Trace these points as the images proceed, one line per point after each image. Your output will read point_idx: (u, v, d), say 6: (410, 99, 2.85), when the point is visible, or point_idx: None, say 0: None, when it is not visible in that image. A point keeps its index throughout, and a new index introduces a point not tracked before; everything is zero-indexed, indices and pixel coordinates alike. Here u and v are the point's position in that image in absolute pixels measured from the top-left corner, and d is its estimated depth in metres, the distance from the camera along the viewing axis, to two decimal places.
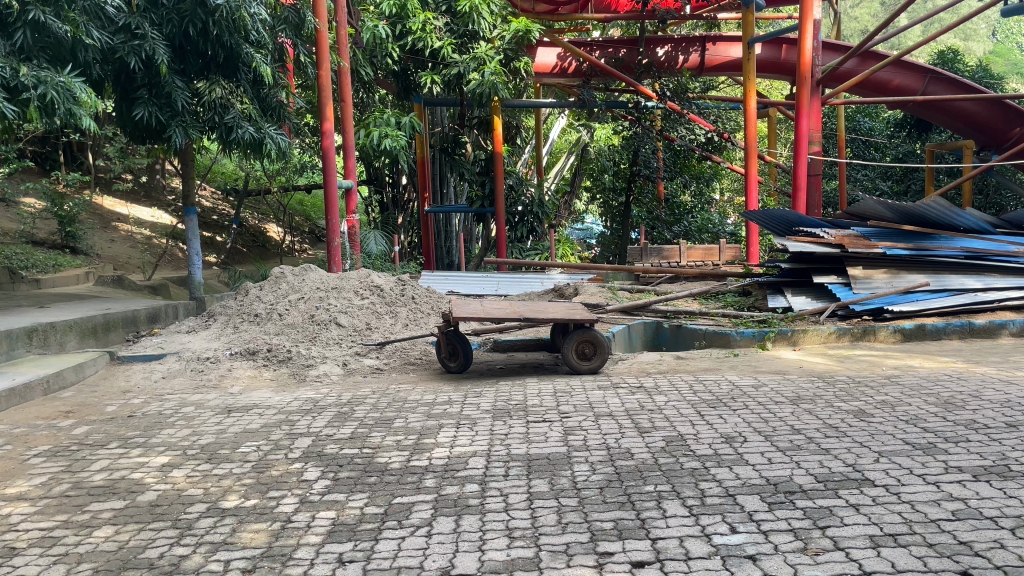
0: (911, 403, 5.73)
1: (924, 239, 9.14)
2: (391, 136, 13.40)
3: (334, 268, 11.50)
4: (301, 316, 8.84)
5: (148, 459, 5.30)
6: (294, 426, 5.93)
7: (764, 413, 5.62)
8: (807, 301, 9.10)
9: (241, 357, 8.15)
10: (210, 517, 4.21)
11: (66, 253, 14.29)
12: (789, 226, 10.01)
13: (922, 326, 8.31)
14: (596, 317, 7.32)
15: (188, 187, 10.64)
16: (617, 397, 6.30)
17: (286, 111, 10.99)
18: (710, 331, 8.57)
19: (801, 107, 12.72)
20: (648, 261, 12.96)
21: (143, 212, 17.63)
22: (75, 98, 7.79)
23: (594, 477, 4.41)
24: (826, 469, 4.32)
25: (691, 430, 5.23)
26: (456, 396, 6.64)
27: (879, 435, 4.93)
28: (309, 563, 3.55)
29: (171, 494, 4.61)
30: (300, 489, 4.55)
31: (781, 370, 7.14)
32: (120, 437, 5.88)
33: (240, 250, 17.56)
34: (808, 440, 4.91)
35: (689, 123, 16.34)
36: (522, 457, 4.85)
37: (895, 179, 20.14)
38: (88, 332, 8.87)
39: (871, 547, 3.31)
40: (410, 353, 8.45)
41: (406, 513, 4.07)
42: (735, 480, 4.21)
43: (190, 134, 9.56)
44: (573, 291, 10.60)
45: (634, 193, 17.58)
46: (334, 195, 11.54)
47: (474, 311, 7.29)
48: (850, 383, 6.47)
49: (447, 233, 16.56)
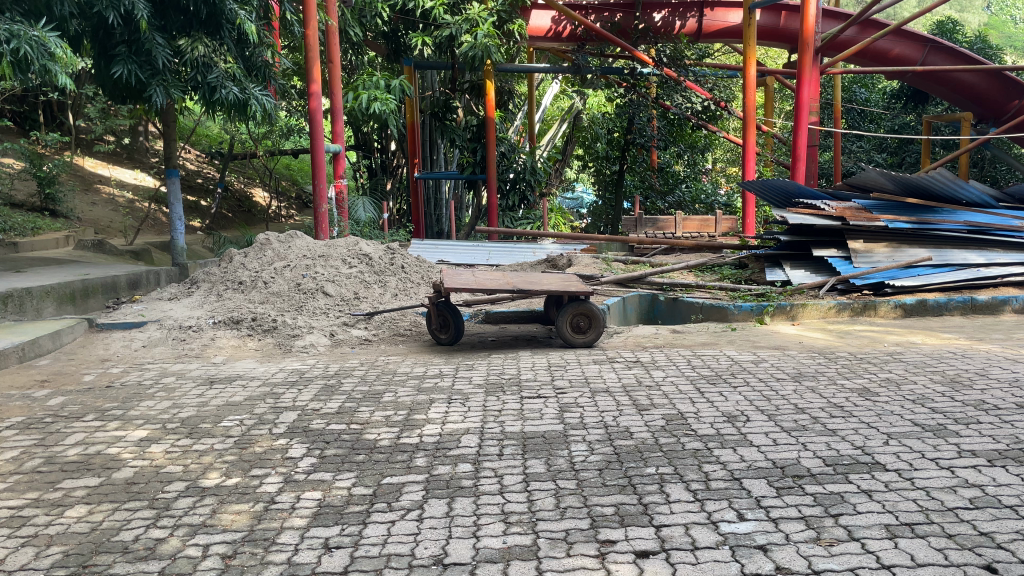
0: (916, 382, 5.57)
1: (927, 212, 8.96)
2: (380, 100, 13.11)
3: (321, 236, 11.19)
4: (287, 284, 8.57)
5: (126, 433, 5.07)
6: (279, 399, 5.72)
7: (766, 390, 5.44)
8: (806, 274, 8.85)
9: (225, 325, 7.88)
10: (189, 497, 4.00)
11: (45, 216, 13.96)
12: (788, 197, 9.79)
13: (925, 301, 8.05)
14: (590, 290, 7.13)
15: (170, 149, 10.27)
16: (613, 371, 6.13)
17: (271, 72, 10.65)
18: (707, 305, 8.35)
19: (805, 75, 12.46)
20: (643, 232, 12.57)
21: (126, 174, 17.25)
22: (50, 53, 7.47)
23: (592, 457, 4.22)
24: (835, 452, 4.14)
25: (690, 409, 5.05)
26: (447, 368, 6.45)
27: (885, 416, 4.78)
28: (293, 549, 3.35)
29: (149, 471, 4.39)
30: (284, 467, 4.35)
31: (780, 345, 6.96)
32: (97, 409, 5.64)
33: (226, 215, 17.21)
34: (813, 419, 4.73)
35: (685, 91, 15.78)
36: (516, 436, 4.66)
37: (889, 152, 19.97)
38: (66, 299, 8.55)
39: (888, 538, 3.13)
40: (399, 324, 8.18)
41: (396, 495, 3.87)
42: (740, 463, 4.03)
43: (170, 94, 9.24)
44: (566, 261, 10.38)
45: (628, 162, 17.45)
46: (321, 159, 11.19)
47: (466, 282, 7.04)
48: (852, 360, 6.30)
49: (437, 201, 16.21)
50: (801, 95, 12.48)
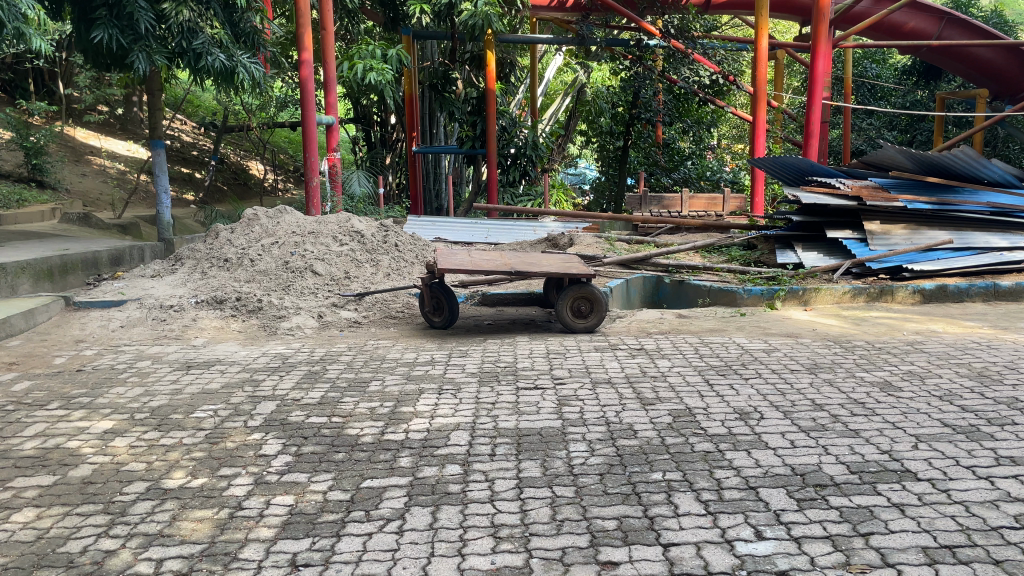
0: (941, 375, 5.20)
1: (947, 192, 8.53)
2: (377, 70, 12.63)
3: (313, 211, 10.74)
4: (274, 262, 8.16)
5: (89, 425, 4.70)
6: (258, 387, 5.34)
7: (780, 383, 5.07)
8: (819, 257, 8.41)
9: (208, 305, 7.50)
10: (148, 501, 3.63)
11: (33, 187, 13.56)
12: (800, 175, 9.37)
13: (945, 287, 7.63)
14: (593, 271, 6.71)
15: (155, 119, 9.86)
16: (615, 360, 5.74)
17: (260, 38, 10.18)
18: (715, 288, 7.93)
19: (822, 46, 12.04)
20: (648, 211, 11.99)
21: (119, 145, 16.84)
22: (22, 15, 7.07)
23: (592, 460, 3.85)
24: (859, 457, 3.77)
25: (699, 404, 4.67)
26: (439, 355, 6.07)
27: (912, 414, 4.40)
28: (255, 567, 2.98)
29: (109, 469, 4.02)
30: (256, 467, 3.98)
31: (793, 332, 6.57)
32: (63, 395, 5.28)
33: (220, 188, 16.78)
34: (833, 418, 4.35)
35: (692, 64, 15.36)
36: (510, 433, 4.29)
37: (900, 129, 19.44)
38: (43, 275, 8.15)
39: (927, 565, 2.77)
40: (391, 305, 7.78)
41: (376, 501, 3.51)
42: (755, 469, 3.65)
43: (154, 61, 8.82)
44: (568, 241, 9.96)
45: (633, 137, 16.80)
46: (312, 131, 10.73)
47: (461, 263, 6.64)
48: (871, 350, 5.90)
49: (436, 175, 15.73)
50: (815, 68, 11.97)
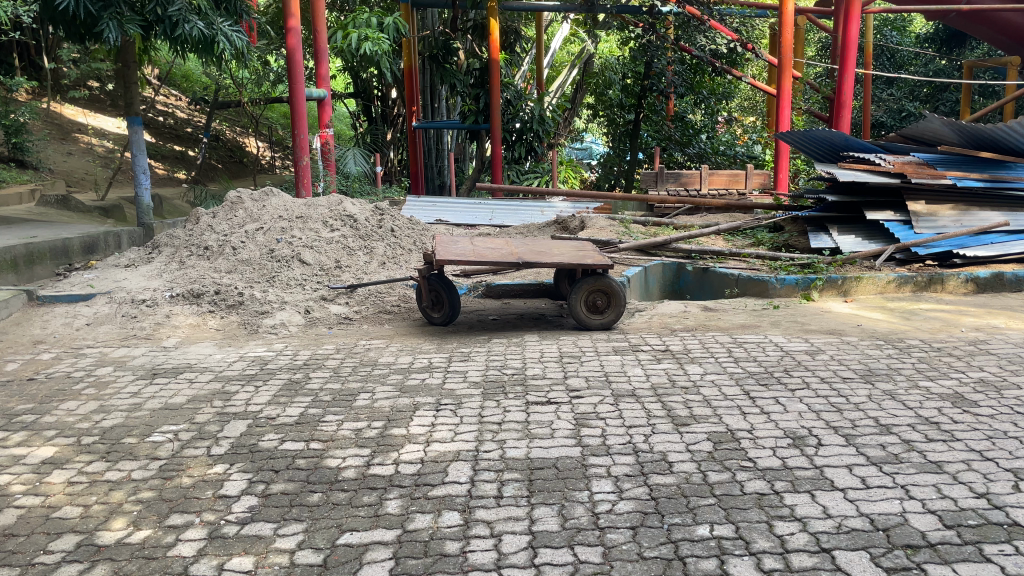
0: (1018, 385, 4.46)
1: (999, 168, 7.76)
2: (372, 39, 11.84)
3: (303, 193, 9.95)
4: (258, 250, 7.43)
5: (27, 452, 4.01)
6: (229, 401, 4.65)
7: (835, 396, 4.34)
8: (858, 240, 7.65)
9: (184, 300, 6.77)
10: (75, 564, 2.94)
11: (12, 168, 12.81)
12: (834, 150, 8.59)
13: (1000, 275, 6.92)
14: (610, 262, 5.96)
15: (130, 94, 9.08)
16: (639, 366, 5.01)
17: (242, 5, 9.35)
18: (744, 277, 7.18)
19: (854, 8, 11.16)
20: (665, 189, 11.17)
21: (107, 123, 16.09)
22: None
23: (621, 507, 3.13)
24: (952, 503, 3.06)
25: (742, 425, 3.96)
26: (437, 359, 5.36)
27: (1000, 440, 3.68)
28: None
29: (37, 516, 3.33)
30: (213, 513, 3.28)
31: (835, 328, 5.83)
32: (5, 412, 4.58)
33: (214, 166, 16.12)
34: (907, 446, 3.63)
35: (709, 31, 14.43)
36: (520, 465, 3.58)
37: (923, 99, 18.49)
38: (6, 266, 7.46)
39: None
40: (385, 299, 7.05)
41: (354, 567, 2.81)
42: (825, 521, 2.94)
43: (126, 29, 8.04)
44: (579, 224, 9.20)
45: (645, 110, 16.08)
46: (301, 106, 9.93)
47: (462, 253, 5.90)
48: (929, 352, 5.16)
49: (438, 151, 14.98)
50: (849, 31, 11.20)
